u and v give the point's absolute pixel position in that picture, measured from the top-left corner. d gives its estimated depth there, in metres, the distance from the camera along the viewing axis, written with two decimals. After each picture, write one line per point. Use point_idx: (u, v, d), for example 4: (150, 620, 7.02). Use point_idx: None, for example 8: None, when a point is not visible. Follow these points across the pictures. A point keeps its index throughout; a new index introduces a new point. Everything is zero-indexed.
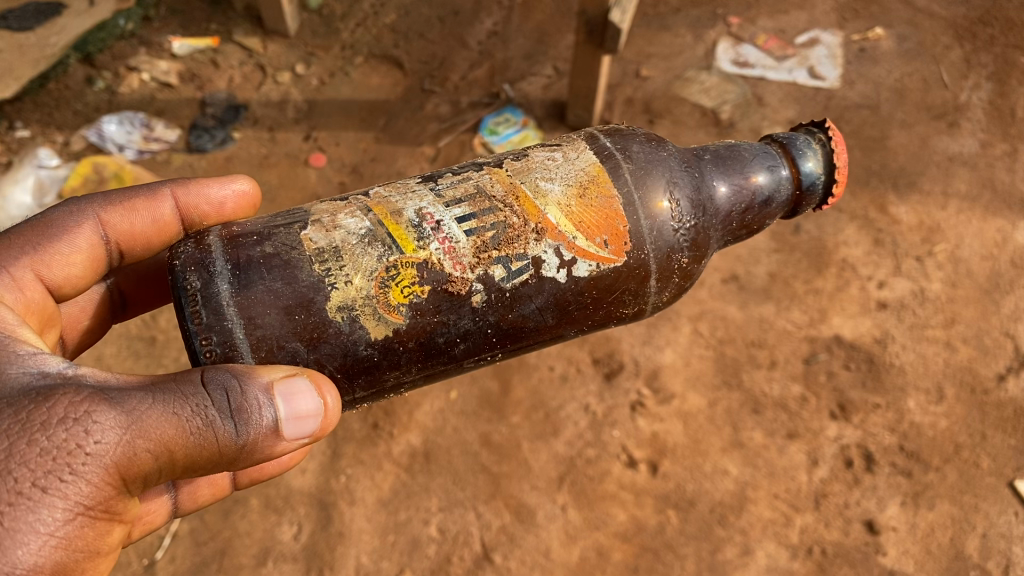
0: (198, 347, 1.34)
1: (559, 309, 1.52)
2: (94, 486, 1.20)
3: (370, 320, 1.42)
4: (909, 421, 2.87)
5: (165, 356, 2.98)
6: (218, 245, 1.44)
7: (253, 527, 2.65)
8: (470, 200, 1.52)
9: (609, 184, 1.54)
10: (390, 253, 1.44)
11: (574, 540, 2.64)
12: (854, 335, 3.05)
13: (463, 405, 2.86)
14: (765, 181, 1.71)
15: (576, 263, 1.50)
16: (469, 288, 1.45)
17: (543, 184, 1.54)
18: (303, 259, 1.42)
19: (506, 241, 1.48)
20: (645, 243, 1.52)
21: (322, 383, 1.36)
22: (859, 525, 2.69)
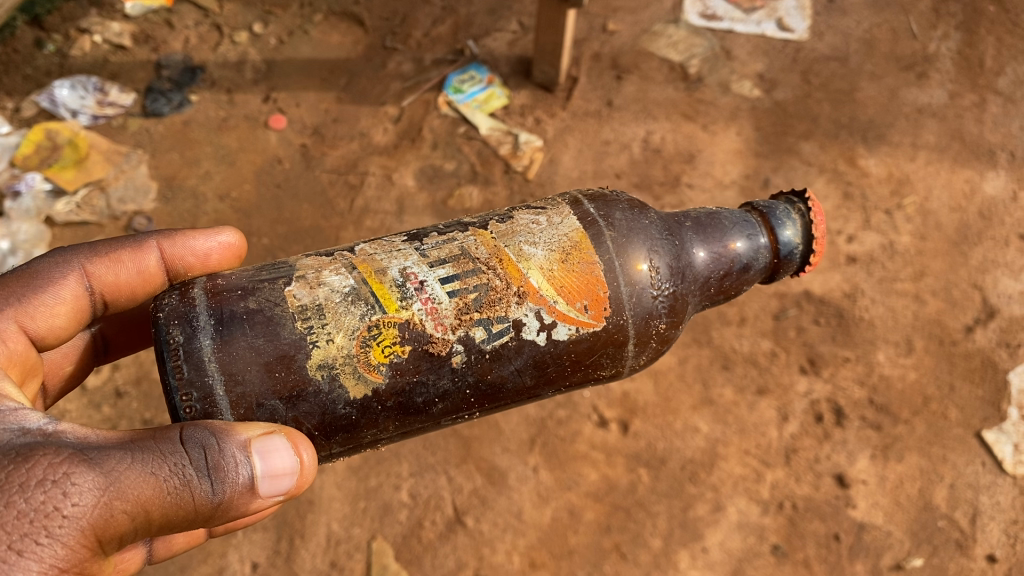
0: (178, 403, 1.32)
1: (538, 369, 1.51)
2: (69, 549, 1.15)
3: (349, 379, 1.40)
4: (879, 374, 2.88)
5: None
6: (202, 298, 1.42)
7: None
8: (453, 261, 1.51)
9: (590, 251, 1.54)
10: (373, 312, 1.43)
11: (546, 501, 2.63)
12: (824, 289, 3.04)
13: None
14: (744, 248, 1.72)
15: (557, 327, 1.49)
16: (450, 349, 1.44)
17: (527, 248, 1.54)
18: (286, 316, 1.41)
19: (488, 304, 1.47)
20: (623, 309, 1.52)
21: (298, 440, 1.34)
22: (830, 479, 2.71)
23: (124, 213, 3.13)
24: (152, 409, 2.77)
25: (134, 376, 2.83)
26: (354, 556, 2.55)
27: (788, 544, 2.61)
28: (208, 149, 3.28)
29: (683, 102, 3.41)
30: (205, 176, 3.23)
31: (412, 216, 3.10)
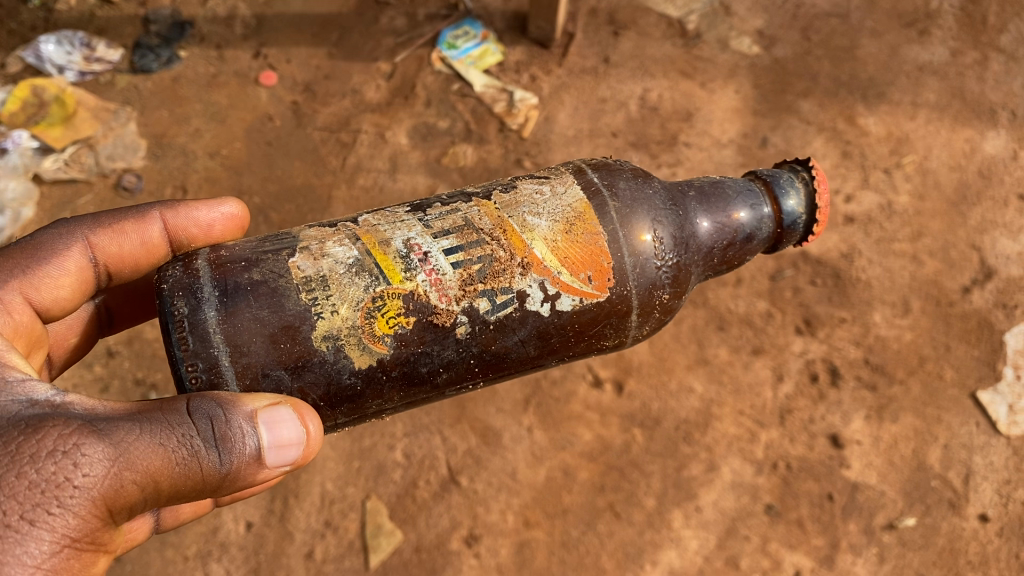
0: (184, 373, 1.35)
1: (542, 340, 1.53)
2: (82, 518, 1.18)
3: (354, 350, 1.42)
4: (875, 334, 2.87)
5: None
6: (206, 270, 1.43)
7: None
8: (457, 233, 1.52)
9: (594, 222, 1.54)
10: (378, 284, 1.44)
11: (540, 460, 2.63)
12: (821, 250, 3.01)
13: None
14: (746, 218, 1.73)
15: (560, 298, 1.50)
16: (454, 320, 1.46)
17: (531, 219, 1.54)
18: (290, 287, 1.42)
19: (492, 275, 1.48)
20: (627, 279, 1.53)
21: (305, 413, 1.37)
22: (824, 439, 2.71)
23: (113, 170, 3.09)
24: (143, 369, 2.75)
25: (125, 336, 2.80)
26: (349, 516, 2.55)
27: (782, 504, 2.61)
28: (197, 106, 3.23)
29: (680, 59, 3.35)
30: (195, 134, 3.18)
31: (405, 174, 3.07)
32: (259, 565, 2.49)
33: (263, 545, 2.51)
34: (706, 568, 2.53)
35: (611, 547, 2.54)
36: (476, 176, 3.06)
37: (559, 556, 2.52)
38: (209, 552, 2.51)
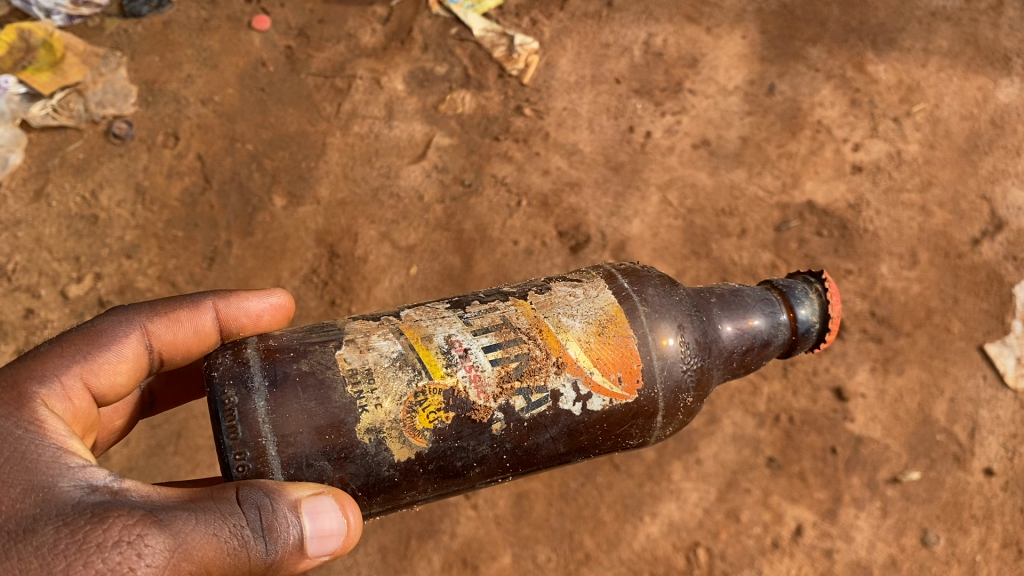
0: (231, 461, 1.24)
1: (571, 438, 1.42)
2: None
3: (394, 442, 1.32)
4: (881, 286, 2.81)
5: (109, 236, 2.83)
6: (257, 359, 1.33)
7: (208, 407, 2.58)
8: (496, 330, 1.43)
9: (625, 324, 1.45)
10: (419, 378, 1.34)
11: None
12: (828, 200, 2.93)
13: (424, 281, 2.77)
14: (765, 325, 1.67)
15: (592, 398, 1.40)
16: (491, 416, 1.36)
17: (565, 320, 1.45)
18: (337, 380, 1.32)
19: (529, 373, 1.39)
20: (655, 381, 1.43)
21: (346, 501, 1.24)
22: (828, 391, 2.66)
23: (103, 117, 3.01)
24: None
25: (117, 286, 2.76)
26: None
27: (784, 457, 2.57)
28: (188, 52, 3.14)
29: (686, 4, 3.25)
30: (187, 80, 3.09)
31: (401, 121, 3.01)
32: None
33: None
34: (707, 521, 2.49)
35: (610, 499, 2.51)
36: (473, 123, 3.00)
37: (557, 508, 2.49)
38: None
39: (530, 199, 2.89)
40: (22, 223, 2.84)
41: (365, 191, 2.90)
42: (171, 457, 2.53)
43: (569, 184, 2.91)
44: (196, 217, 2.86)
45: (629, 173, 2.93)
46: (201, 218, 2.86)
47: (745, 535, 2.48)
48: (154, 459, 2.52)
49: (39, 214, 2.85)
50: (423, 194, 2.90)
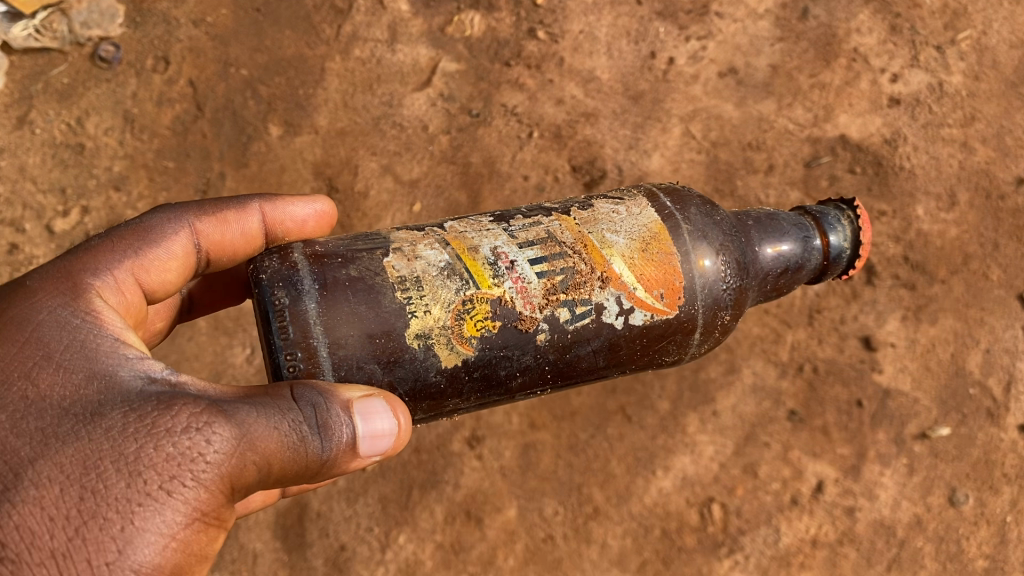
0: (282, 362, 1.24)
1: (613, 353, 1.42)
2: (208, 497, 1.09)
3: (443, 349, 1.31)
4: (916, 230, 2.62)
5: (96, 167, 2.68)
6: (305, 264, 1.31)
7: (202, 349, 2.47)
8: (542, 244, 1.41)
9: (669, 242, 1.45)
10: (467, 287, 1.33)
11: None
12: (862, 135, 2.73)
13: (428, 219, 2.62)
14: (798, 250, 1.64)
15: (634, 312, 1.40)
16: (537, 327, 1.35)
17: (609, 237, 1.44)
18: (386, 285, 1.31)
19: (574, 286, 1.38)
20: (696, 298, 1.43)
21: (397, 404, 1.24)
22: (855, 341, 2.52)
23: (89, 39, 2.80)
24: None
25: (106, 220, 2.63)
26: None
27: (806, 410, 2.44)
28: None
29: None
30: None
31: (405, 45, 2.80)
32: None
33: None
34: (723, 476, 2.37)
35: (622, 452, 2.39)
36: (482, 48, 2.80)
37: (565, 460, 2.38)
38: None
39: (542, 131, 2.72)
40: (5, 151, 2.70)
41: (366, 122, 2.74)
42: None
43: (585, 115, 2.73)
44: (188, 146, 2.70)
45: (649, 103, 2.75)
46: (193, 148, 2.70)
47: (763, 492, 2.36)
48: None
49: (22, 143, 2.70)
50: (428, 124, 2.73)
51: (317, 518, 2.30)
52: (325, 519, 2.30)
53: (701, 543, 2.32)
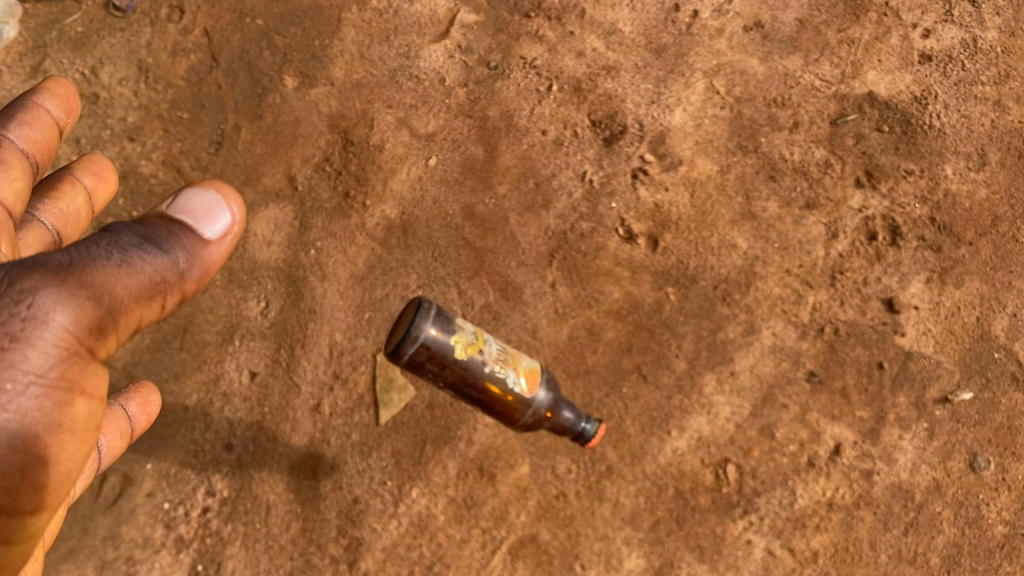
0: (418, 339, 1.79)
1: (480, 394, 1.92)
2: (48, 351, 1.19)
3: (456, 342, 1.85)
4: (944, 190, 2.56)
5: (110, 117, 2.64)
6: (449, 318, 1.86)
7: (217, 302, 2.45)
8: (503, 354, 1.94)
9: (518, 363, 1.94)
10: (471, 335, 1.89)
11: (564, 318, 2.44)
12: (890, 92, 2.66)
13: (444, 173, 2.59)
14: (570, 417, 2.02)
15: (509, 386, 1.92)
16: (467, 368, 1.88)
17: (501, 351, 1.94)
18: (454, 322, 1.86)
19: (501, 362, 1.92)
20: (528, 401, 1.94)
21: (230, 194, 1.38)
22: (878, 303, 2.46)
23: None
24: (139, 207, 2.55)
25: (119, 170, 2.58)
26: (358, 369, 2.38)
27: (826, 371, 2.40)
28: None
29: None
30: None
31: None
32: (263, 418, 2.34)
33: (268, 397, 2.36)
34: (738, 437, 2.35)
35: (636, 411, 2.37)
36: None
37: None
38: (212, 401, 2.35)
39: (562, 84, 2.67)
40: None
41: (382, 73, 2.69)
42: (178, 352, 2.39)
43: (607, 68, 2.69)
44: (203, 98, 2.67)
45: (672, 57, 2.70)
46: (208, 99, 2.67)
47: (780, 453, 2.33)
48: (160, 355, 2.39)
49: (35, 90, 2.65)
50: (445, 77, 2.68)
51: (331, 471, 2.30)
52: (339, 472, 2.30)
53: (715, 504, 2.30)
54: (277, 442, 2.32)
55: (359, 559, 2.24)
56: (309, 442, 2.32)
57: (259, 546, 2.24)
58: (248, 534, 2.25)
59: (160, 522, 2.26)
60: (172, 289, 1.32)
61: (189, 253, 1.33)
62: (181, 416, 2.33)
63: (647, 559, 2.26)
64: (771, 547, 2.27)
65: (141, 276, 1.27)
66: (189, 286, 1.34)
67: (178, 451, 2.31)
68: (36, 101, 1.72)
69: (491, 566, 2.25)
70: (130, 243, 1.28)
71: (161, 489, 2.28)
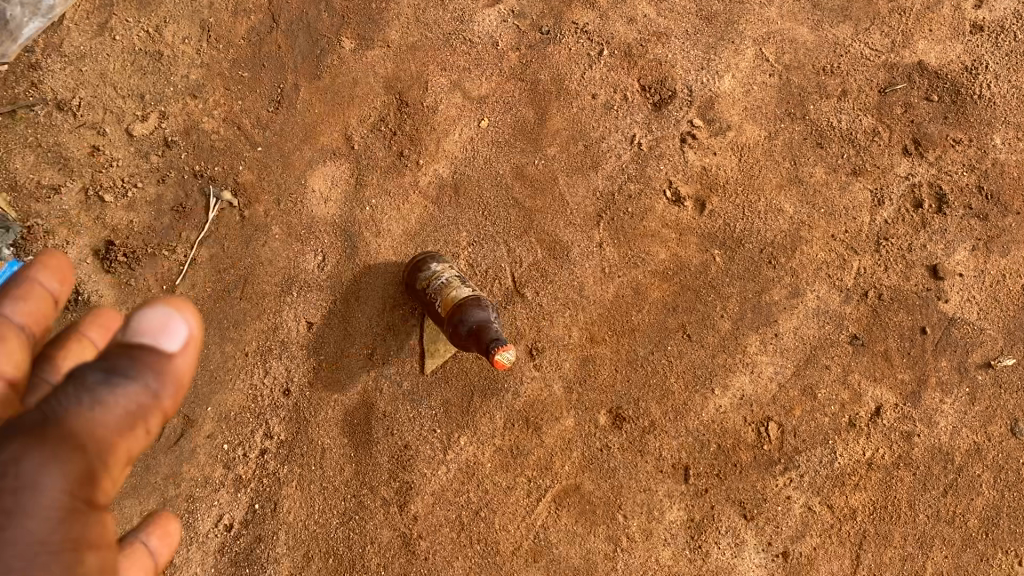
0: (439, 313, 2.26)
1: (450, 317, 2.22)
2: (50, 518, 1.07)
3: (445, 285, 2.29)
4: (992, 159, 2.59)
5: (173, 75, 2.72)
6: (451, 287, 2.28)
7: (276, 255, 2.54)
8: (455, 283, 2.31)
9: (451, 287, 2.28)
10: (448, 277, 2.33)
11: (611, 277, 2.49)
12: (941, 62, 2.67)
13: (496, 135, 2.64)
14: (477, 316, 2.19)
15: (455, 296, 2.24)
16: (440, 293, 2.29)
17: (455, 283, 2.30)
18: (445, 278, 2.31)
19: (449, 285, 2.29)
20: (451, 312, 2.22)
21: (183, 304, 1.28)
22: (923, 269, 2.49)
23: None
24: (202, 162, 2.64)
25: (183, 127, 2.67)
26: (408, 322, 2.49)
27: (868, 335, 2.44)
28: None
29: None
30: None
31: None
32: (319, 365, 2.44)
33: (324, 346, 2.46)
34: (781, 396, 2.40)
35: (680, 369, 2.42)
36: None
37: (624, 374, 2.41)
38: (270, 348, 2.45)
39: (612, 49, 2.70)
40: (84, 56, 2.71)
41: (437, 37, 2.74)
42: (239, 302, 2.50)
43: (657, 34, 2.71)
44: (264, 58, 2.75)
45: (723, 24, 2.71)
46: (267, 59, 2.74)
47: (821, 413, 2.39)
48: (221, 304, 2.51)
49: (101, 49, 2.72)
50: (498, 41, 2.73)
51: (383, 418, 2.40)
52: (391, 419, 2.40)
53: (756, 460, 2.35)
54: (333, 388, 2.42)
55: (409, 502, 2.34)
56: (363, 390, 2.42)
57: (314, 487, 2.35)
58: (304, 475, 2.36)
59: (219, 462, 2.37)
60: (150, 412, 1.21)
61: (157, 372, 1.21)
62: (241, 362, 2.44)
63: (688, 511, 2.33)
64: (810, 503, 2.33)
65: (117, 411, 1.17)
66: (167, 403, 1.24)
67: (237, 395, 2.42)
68: (33, 278, 1.45)
69: (536, 513, 2.33)
70: (95, 381, 1.15)
71: (221, 431, 2.39)
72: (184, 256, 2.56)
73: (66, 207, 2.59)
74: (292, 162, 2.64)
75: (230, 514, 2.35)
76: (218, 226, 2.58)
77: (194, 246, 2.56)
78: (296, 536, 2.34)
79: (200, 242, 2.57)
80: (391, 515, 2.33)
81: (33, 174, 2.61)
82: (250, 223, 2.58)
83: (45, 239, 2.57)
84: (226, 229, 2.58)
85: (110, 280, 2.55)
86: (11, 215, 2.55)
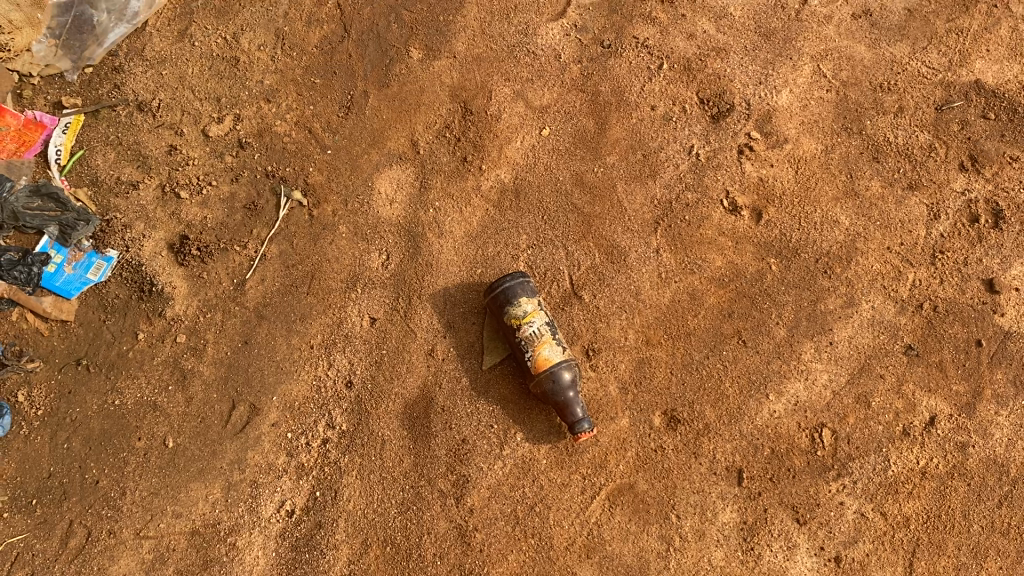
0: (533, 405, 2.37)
1: (536, 379, 2.32)
2: None
3: (537, 341, 2.31)
4: None
5: (248, 80, 2.85)
6: (551, 353, 2.31)
7: (342, 253, 2.63)
8: (545, 331, 2.33)
9: (544, 343, 2.31)
10: (543, 325, 2.34)
11: (667, 282, 2.54)
12: (998, 81, 2.72)
13: (557, 143, 2.71)
14: (568, 380, 2.30)
15: (544, 357, 2.30)
16: (531, 345, 2.31)
17: (546, 333, 2.33)
18: (537, 329, 2.32)
19: (540, 336, 2.32)
20: (541, 383, 2.30)
21: None
22: (978, 283, 2.52)
23: None
24: (273, 162, 2.75)
25: (255, 130, 2.78)
26: (468, 321, 2.55)
27: (923, 346, 2.47)
28: None
29: None
30: None
31: None
32: (382, 358, 2.52)
33: (386, 340, 2.54)
34: (835, 404, 2.42)
35: (735, 373, 2.45)
36: None
37: (679, 377, 2.45)
38: (334, 343, 2.54)
39: (672, 63, 2.78)
40: (166, 61, 2.87)
41: (502, 49, 2.85)
42: (305, 296, 2.59)
43: (716, 50, 2.79)
44: (335, 66, 2.87)
45: (780, 41, 2.79)
46: (339, 67, 2.86)
47: (875, 421, 2.41)
48: (288, 298, 2.59)
49: (182, 55, 2.88)
50: (561, 53, 2.83)
51: (442, 412, 2.46)
52: (449, 413, 2.46)
53: (809, 465, 2.37)
54: (393, 382, 2.50)
55: (464, 495, 2.38)
56: (422, 384, 2.50)
57: (373, 477, 2.41)
58: (364, 465, 2.42)
59: (283, 450, 2.45)
60: None
61: None
62: (307, 354, 2.53)
63: (741, 513, 2.34)
64: (863, 510, 2.34)
65: None
66: None
67: (302, 386, 2.51)
68: None
69: (590, 511, 2.36)
70: None
71: (285, 420, 2.48)
72: (254, 252, 2.65)
73: (143, 202, 2.70)
74: (360, 165, 2.73)
75: (292, 500, 2.42)
76: (287, 224, 2.68)
77: (264, 243, 2.65)
78: (354, 523, 2.38)
79: (270, 238, 2.66)
80: (447, 508, 2.38)
81: (113, 170, 2.74)
82: (318, 222, 2.68)
83: (121, 231, 2.66)
84: (294, 228, 2.67)
85: (183, 272, 2.63)
86: (91, 209, 2.69)
